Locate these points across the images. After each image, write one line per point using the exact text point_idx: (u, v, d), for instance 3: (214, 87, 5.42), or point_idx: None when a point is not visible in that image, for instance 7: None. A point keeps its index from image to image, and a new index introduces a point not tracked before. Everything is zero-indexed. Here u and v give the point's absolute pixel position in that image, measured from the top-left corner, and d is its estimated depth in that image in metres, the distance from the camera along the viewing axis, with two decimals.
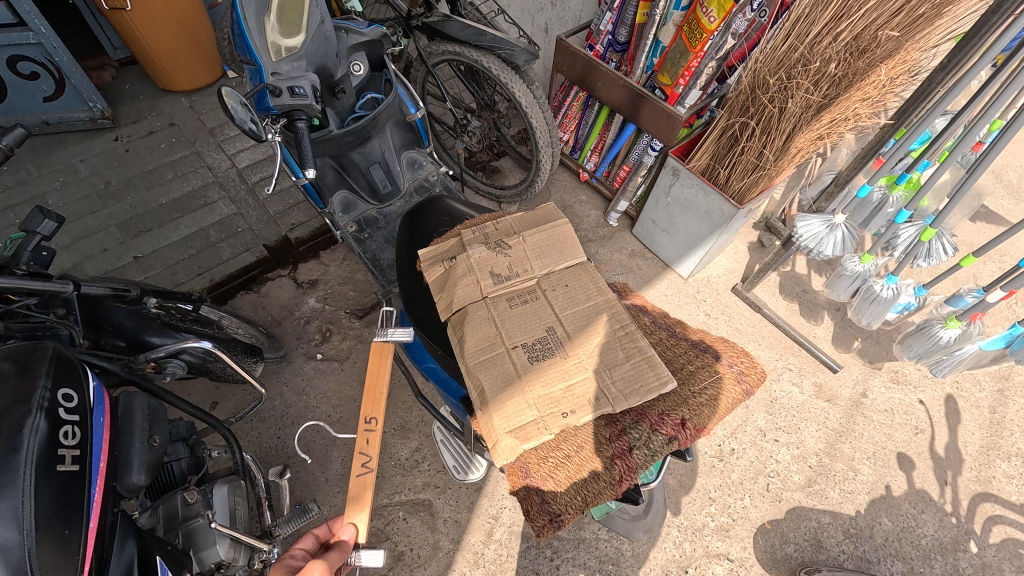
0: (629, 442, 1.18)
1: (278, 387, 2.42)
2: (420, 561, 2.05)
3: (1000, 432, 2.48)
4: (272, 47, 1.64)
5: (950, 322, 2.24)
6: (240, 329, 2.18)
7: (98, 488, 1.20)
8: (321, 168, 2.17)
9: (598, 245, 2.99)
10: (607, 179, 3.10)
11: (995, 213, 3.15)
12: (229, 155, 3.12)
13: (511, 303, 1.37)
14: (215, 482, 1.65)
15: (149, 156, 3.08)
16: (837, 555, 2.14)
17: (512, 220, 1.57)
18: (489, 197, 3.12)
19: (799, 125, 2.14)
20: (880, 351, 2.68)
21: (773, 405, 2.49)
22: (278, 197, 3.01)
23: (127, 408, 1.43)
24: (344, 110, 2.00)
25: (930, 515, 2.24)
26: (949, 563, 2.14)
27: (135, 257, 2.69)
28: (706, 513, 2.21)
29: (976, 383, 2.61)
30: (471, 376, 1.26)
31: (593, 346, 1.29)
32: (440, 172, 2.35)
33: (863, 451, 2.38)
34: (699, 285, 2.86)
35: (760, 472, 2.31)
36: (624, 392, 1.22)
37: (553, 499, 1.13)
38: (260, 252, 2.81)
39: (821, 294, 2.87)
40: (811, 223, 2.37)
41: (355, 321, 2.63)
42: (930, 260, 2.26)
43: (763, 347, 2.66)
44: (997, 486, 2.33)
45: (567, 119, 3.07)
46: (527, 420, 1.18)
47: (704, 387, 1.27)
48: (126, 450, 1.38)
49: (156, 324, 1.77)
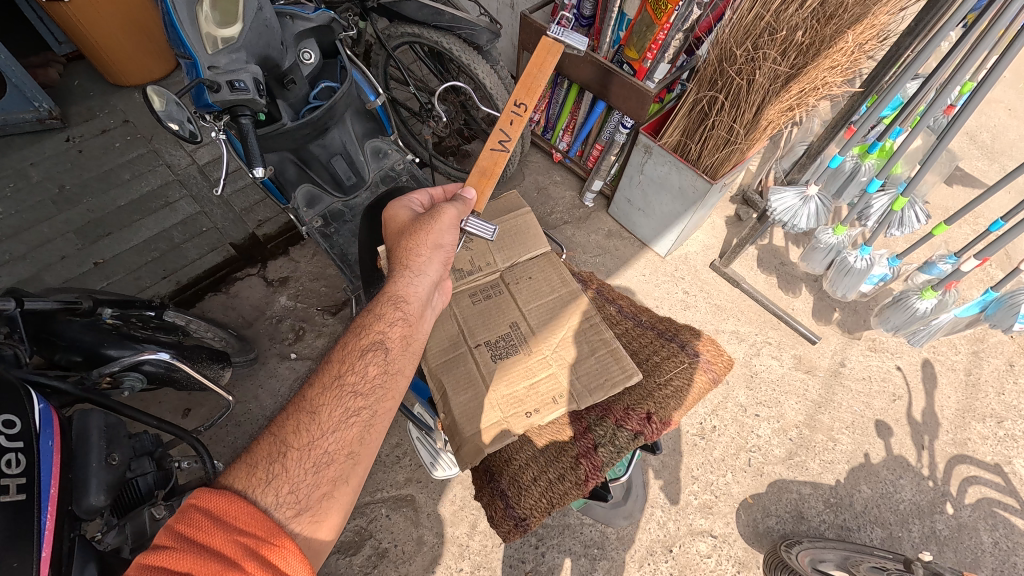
0: (595, 439, 1.22)
1: (252, 390, 2.37)
2: (405, 557, 2.04)
3: (975, 394, 2.51)
4: (208, 39, 1.55)
5: (926, 294, 2.24)
6: (209, 333, 2.11)
7: (50, 515, 1.14)
8: (280, 163, 2.07)
9: (574, 227, 2.94)
10: (581, 159, 3.05)
11: (969, 175, 3.15)
12: (189, 152, 2.99)
13: (473, 299, 1.38)
14: (184, 495, 1.57)
15: (104, 156, 2.93)
16: (818, 525, 2.17)
17: (473, 211, 1.55)
18: (461, 182, 3.05)
19: (768, 97, 2.09)
20: (858, 320, 2.69)
21: (753, 380, 2.49)
22: (243, 193, 2.90)
23: (81, 429, 1.38)
24: (297, 101, 1.89)
25: (908, 480, 2.28)
26: (927, 526, 2.18)
27: (96, 263, 2.59)
28: (689, 491, 2.22)
29: (952, 347, 2.63)
30: (433, 378, 1.27)
31: (557, 340, 1.31)
32: (406, 160, 2.24)
33: (842, 421, 2.40)
34: (678, 263, 2.83)
35: (742, 447, 2.33)
36: (589, 388, 1.25)
37: (517, 503, 1.15)
38: (227, 251, 2.72)
39: (799, 266, 2.86)
40: (784, 196, 2.34)
41: (329, 318, 2.57)
42: (903, 228, 2.25)
43: (742, 323, 2.66)
44: (973, 447, 2.37)
45: (536, 98, 2.99)
46: (491, 422, 1.20)
47: (670, 378, 1.30)
48: (81, 472, 1.32)
49: (114, 336, 1.67)
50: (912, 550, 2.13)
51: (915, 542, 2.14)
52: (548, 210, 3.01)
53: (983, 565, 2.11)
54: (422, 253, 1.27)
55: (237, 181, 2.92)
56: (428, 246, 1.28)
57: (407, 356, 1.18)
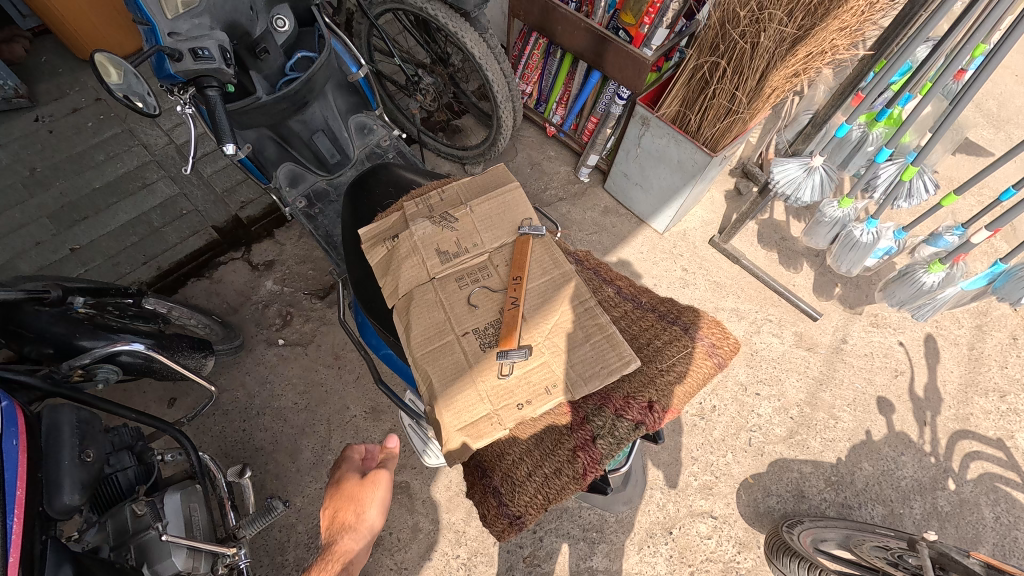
0: (593, 431, 1.16)
1: (240, 378, 2.30)
2: (401, 544, 2.02)
3: (979, 368, 2.45)
4: (167, 3, 1.45)
5: (934, 267, 2.15)
6: (192, 320, 2.01)
7: (17, 518, 1.06)
8: (259, 141, 1.96)
9: (569, 204, 2.84)
10: (575, 133, 2.93)
11: (975, 144, 3.05)
12: (166, 131, 2.82)
13: (460, 283, 1.29)
14: (167, 490, 1.53)
15: (76, 136, 2.78)
16: (818, 503, 2.14)
17: (458, 189, 1.45)
18: (451, 159, 2.91)
19: (773, 62, 1.99)
20: (860, 295, 2.62)
21: (753, 358, 2.44)
22: (224, 173, 2.77)
23: (51, 423, 1.27)
24: (271, 73, 1.79)
25: (909, 457, 2.24)
26: (928, 502, 2.16)
27: (72, 250, 2.48)
28: (689, 472, 2.18)
29: (955, 321, 2.56)
30: (418, 369, 1.21)
31: (550, 327, 1.24)
32: (392, 136, 2.13)
33: (843, 398, 2.36)
34: (676, 239, 2.75)
35: (743, 427, 2.28)
36: (584, 376, 1.18)
37: (511, 500, 1.11)
38: (209, 235, 2.61)
39: (800, 241, 2.78)
40: (788, 167, 2.25)
41: (317, 302, 2.49)
42: (911, 199, 2.18)
43: (742, 300, 2.59)
44: (975, 422, 2.33)
45: (528, 69, 2.85)
46: (479, 415, 1.15)
47: (672, 364, 1.23)
48: (53, 471, 1.22)
49: (87, 327, 1.55)
50: (913, 527, 2.11)
51: (916, 519, 2.12)
52: (542, 186, 2.91)
53: (983, 540, 2.09)
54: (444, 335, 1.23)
55: (218, 161, 2.79)
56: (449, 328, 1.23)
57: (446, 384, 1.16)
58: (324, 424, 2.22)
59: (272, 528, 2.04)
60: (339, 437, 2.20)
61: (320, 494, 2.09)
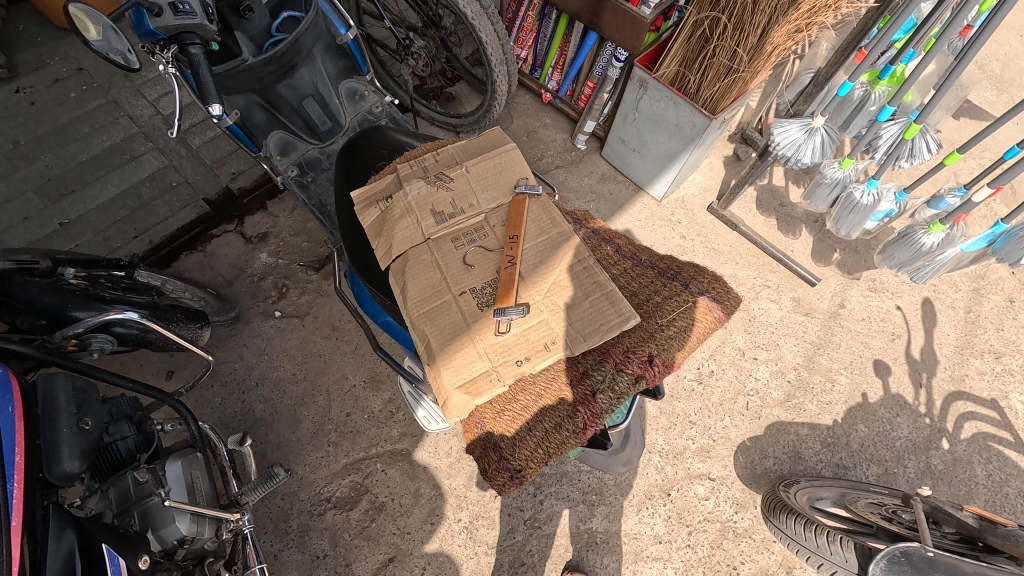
0: (593, 385, 1.17)
1: (237, 350, 2.29)
2: (403, 510, 2.05)
3: (975, 330, 2.46)
4: None
5: (934, 227, 2.14)
6: (186, 293, 2.00)
7: (17, 483, 1.05)
8: (246, 107, 1.88)
9: (566, 172, 2.80)
10: (572, 99, 2.87)
11: (978, 106, 3.00)
12: (151, 101, 2.73)
13: (456, 244, 1.27)
14: (168, 458, 1.51)
15: (59, 107, 2.70)
16: (814, 464, 2.18)
17: (452, 149, 1.42)
18: (445, 127, 2.85)
19: (774, 18, 1.93)
20: (859, 260, 2.61)
21: (752, 324, 2.44)
22: (213, 145, 2.70)
23: (46, 392, 1.25)
24: (257, 33, 1.76)
25: (904, 418, 2.27)
26: (922, 461, 2.19)
27: (61, 224, 2.44)
28: (687, 436, 2.20)
29: (953, 284, 2.55)
30: (416, 329, 1.20)
31: (548, 285, 1.23)
32: (385, 102, 2.07)
33: (840, 361, 2.37)
34: (674, 207, 2.72)
35: (740, 391, 2.30)
36: (583, 333, 1.18)
37: (512, 455, 1.13)
38: (200, 208, 2.57)
39: (799, 207, 2.76)
40: (788, 129, 2.21)
41: (312, 274, 2.47)
42: (913, 159, 2.16)
43: (741, 267, 2.58)
44: (970, 383, 2.35)
45: (523, 33, 2.77)
46: (479, 373, 1.15)
47: (673, 318, 1.22)
48: (51, 438, 1.20)
49: (79, 297, 1.52)
50: (907, 485, 2.14)
51: (910, 478, 2.16)
52: (538, 154, 2.86)
53: (975, 497, 2.13)
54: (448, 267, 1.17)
55: (207, 132, 2.72)
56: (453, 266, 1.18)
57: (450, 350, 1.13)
58: (323, 394, 2.23)
59: (275, 495, 2.06)
60: (339, 407, 2.20)
61: (322, 463, 2.11)
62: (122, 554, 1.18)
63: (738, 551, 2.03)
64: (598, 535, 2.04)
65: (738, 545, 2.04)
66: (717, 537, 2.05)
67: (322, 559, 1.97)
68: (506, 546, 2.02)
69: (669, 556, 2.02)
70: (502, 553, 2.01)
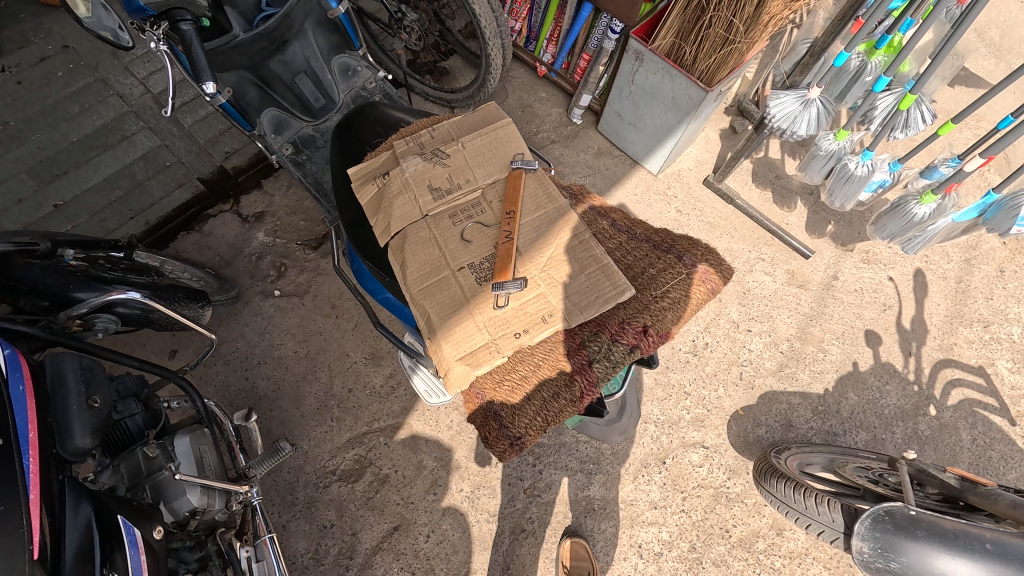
0: (589, 355, 1.20)
1: (238, 329, 2.32)
2: (406, 481, 2.11)
3: (965, 300, 2.49)
4: None
5: (926, 198, 2.17)
6: (186, 273, 2.01)
7: (32, 458, 1.08)
8: (239, 85, 1.85)
9: (562, 146, 2.79)
10: (567, 72, 2.84)
11: (975, 75, 2.98)
12: (141, 80, 2.69)
13: (454, 220, 1.29)
14: (177, 433, 1.54)
15: (47, 87, 2.65)
16: (805, 431, 2.24)
17: (449, 125, 1.42)
18: (439, 103, 2.82)
19: None
20: (853, 232, 2.63)
21: (746, 296, 2.47)
22: (205, 123, 2.67)
23: (55, 372, 1.28)
24: (247, 9, 1.71)
25: (893, 386, 2.33)
26: (909, 427, 2.25)
27: (56, 206, 2.43)
28: (682, 406, 2.26)
29: (944, 255, 2.58)
30: (416, 304, 1.22)
31: (545, 259, 1.25)
32: (378, 77, 2.06)
33: (832, 331, 2.42)
34: (670, 180, 2.72)
35: (734, 362, 2.35)
36: (580, 306, 1.21)
37: (512, 423, 1.18)
38: (195, 187, 2.56)
39: (794, 179, 2.76)
40: (784, 100, 2.20)
41: (311, 253, 2.48)
42: (908, 130, 2.16)
43: (736, 240, 2.60)
44: (959, 351, 2.40)
45: (517, 4, 2.72)
46: (478, 344, 1.18)
47: (667, 290, 1.25)
48: (63, 415, 1.23)
49: (80, 277, 1.54)
50: (894, 450, 2.22)
51: (897, 443, 2.23)
52: (534, 129, 2.84)
53: (960, 460, 2.21)
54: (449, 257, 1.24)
55: (198, 111, 2.69)
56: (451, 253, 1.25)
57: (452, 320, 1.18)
58: (325, 370, 2.26)
59: (282, 469, 2.11)
60: (341, 382, 2.24)
61: (325, 437, 2.16)
62: (137, 524, 1.22)
63: (730, 515, 2.10)
64: (596, 501, 2.12)
65: (730, 509, 2.11)
66: (711, 502, 2.12)
67: (329, 528, 2.04)
68: (507, 513, 2.09)
69: (663, 520, 2.09)
70: (503, 520, 2.08)
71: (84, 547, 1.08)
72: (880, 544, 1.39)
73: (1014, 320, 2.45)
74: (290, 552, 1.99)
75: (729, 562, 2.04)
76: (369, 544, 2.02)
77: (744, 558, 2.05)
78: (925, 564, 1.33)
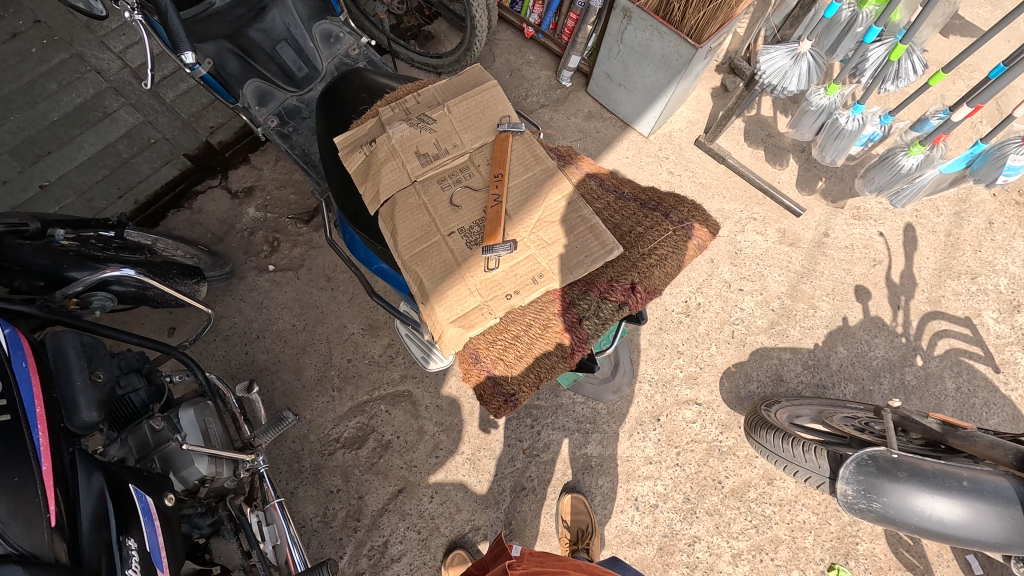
0: (579, 313, 1.23)
1: (235, 304, 2.34)
2: (408, 446, 2.17)
3: (954, 253, 2.52)
4: None
5: (914, 149, 2.16)
6: (179, 252, 2.01)
7: (42, 432, 1.11)
8: (219, 55, 1.83)
9: (551, 110, 2.75)
10: (555, 33, 2.78)
11: (969, 23, 2.92)
12: (118, 54, 2.60)
13: (442, 185, 1.29)
14: (181, 406, 1.57)
15: (21, 64, 2.55)
16: (796, 384, 2.31)
17: (434, 90, 1.41)
18: (425, 68, 2.75)
19: None
20: (843, 189, 2.63)
21: (737, 257, 2.49)
22: (188, 98, 2.62)
23: (56, 349, 1.29)
24: None
25: (882, 339, 2.38)
26: (896, 377, 2.32)
27: (42, 186, 2.39)
28: (675, 365, 2.31)
29: (934, 209, 2.59)
30: (408, 270, 1.24)
31: (534, 221, 1.26)
32: (361, 43, 2.01)
33: (823, 288, 2.45)
34: (661, 142, 2.70)
35: (726, 321, 2.39)
36: (569, 266, 1.23)
37: (505, 381, 1.23)
38: (182, 164, 2.54)
39: (786, 137, 2.74)
40: (774, 55, 2.16)
41: (303, 227, 2.47)
42: (899, 82, 2.16)
43: (728, 200, 2.60)
44: (946, 303, 2.43)
45: None
46: (470, 307, 1.20)
47: (654, 247, 1.27)
48: (67, 390, 1.24)
49: (73, 256, 1.53)
50: (881, 400, 2.29)
51: (884, 393, 2.30)
52: (522, 93, 2.80)
53: (944, 408, 2.28)
54: (440, 225, 1.25)
55: (180, 85, 2.63)
56: (444, 221, 1.26)
57: (446, 284, 1.21)
58: (324, 342, 2.29)
59: (286, 439, 2.17)
60: (340, 353, 2.28)
61: (328, 407, 2.21)
62: (150, 492, 1.27)
63: (722, 467, 2.18)
64: (593, 458, 2.19)
65: (723, 461, 2.19)
66: (705, 455, 2.19)
67: (336, 493, 2.10)
68: (507, 473, 2.16)
69: (658, 474, 2.17)
70: (504, 480, 2.16)
71: (99, 514, 1.12)
72: (863, 486, 1.46)
73: (1002, 271, 2.48)
74: (299, 516, 2.07)
75: (721, 511, 2.13)
76: (375, 506, 2.09)
77: (736, 507, 2.13)
78: (906, 502, 1.40)
